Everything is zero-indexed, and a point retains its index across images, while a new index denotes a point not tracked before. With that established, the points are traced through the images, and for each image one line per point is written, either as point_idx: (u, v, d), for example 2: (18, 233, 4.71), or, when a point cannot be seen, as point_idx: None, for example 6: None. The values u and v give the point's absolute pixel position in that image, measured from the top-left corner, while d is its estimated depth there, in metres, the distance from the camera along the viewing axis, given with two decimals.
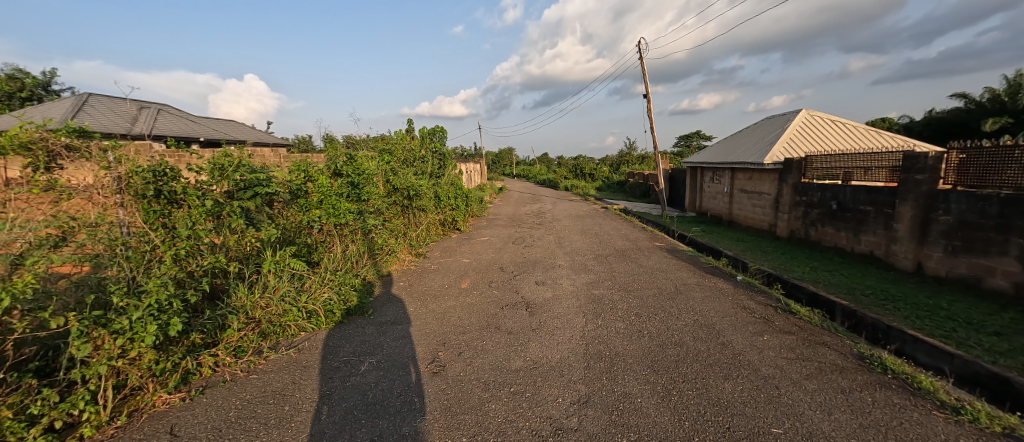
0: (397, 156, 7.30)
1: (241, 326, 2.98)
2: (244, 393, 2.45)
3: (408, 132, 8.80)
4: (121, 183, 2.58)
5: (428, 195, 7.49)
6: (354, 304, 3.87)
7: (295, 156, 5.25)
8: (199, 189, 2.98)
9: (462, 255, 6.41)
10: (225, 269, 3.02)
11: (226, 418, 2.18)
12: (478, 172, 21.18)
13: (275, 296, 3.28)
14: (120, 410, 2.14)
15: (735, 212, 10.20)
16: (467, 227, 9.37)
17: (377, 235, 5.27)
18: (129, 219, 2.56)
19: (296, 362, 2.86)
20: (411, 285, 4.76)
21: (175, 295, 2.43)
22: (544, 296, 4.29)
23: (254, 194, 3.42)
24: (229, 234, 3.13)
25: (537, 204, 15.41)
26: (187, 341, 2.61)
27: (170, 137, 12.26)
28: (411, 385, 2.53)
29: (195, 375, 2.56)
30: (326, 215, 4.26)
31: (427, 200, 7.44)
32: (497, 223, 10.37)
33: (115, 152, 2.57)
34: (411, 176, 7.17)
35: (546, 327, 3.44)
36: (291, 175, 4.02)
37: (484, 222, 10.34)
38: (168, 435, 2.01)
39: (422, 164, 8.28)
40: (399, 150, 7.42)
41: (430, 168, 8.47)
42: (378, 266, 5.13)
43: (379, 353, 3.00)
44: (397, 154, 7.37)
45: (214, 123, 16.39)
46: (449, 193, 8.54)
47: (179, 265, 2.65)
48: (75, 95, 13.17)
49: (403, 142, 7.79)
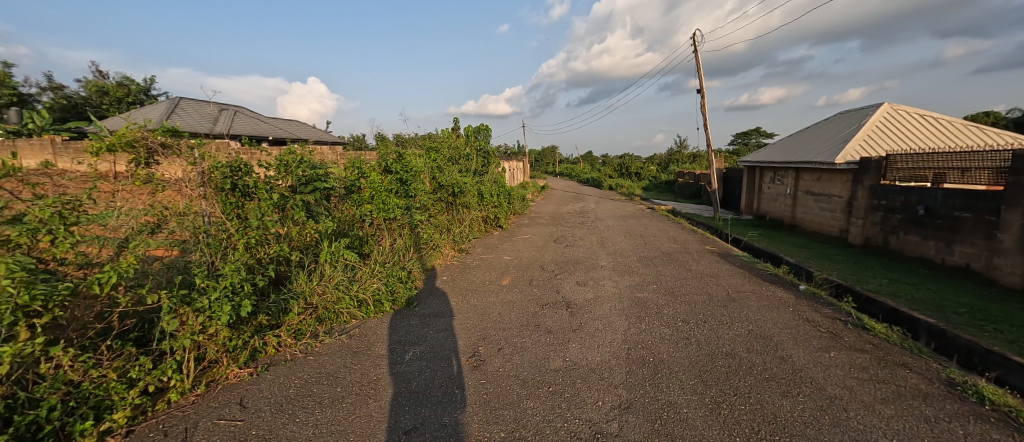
0: (443, 154, 7.52)
1: (301, 311, 3.21)
2: (303, 373, 2.64)
3: (453, 130, 8.97)
4: (204, 177, 2.88)
5: (472, 192, 7.64)
6: (401, 295, 3.99)
7: (351, 154, 5.59)
8: (267, 184, 3.26)
9: (503, 252, 6.45)
10: (288, 257, 3.28)
11: (286, 394, 2.39)
12: (521, 170, 21.37)
13: (330, 283, 3.49)
14: (200, 379, 2.41)
15: (799, 216, 9.35)
16: (509, 224, 9.43)
17: (423, 230, 5.43)
18: (210, 210, 2.87)
19: (347, 347, 3.02)
20: (454, 281, 4.85)
21: (247, 279, 2.68)
22: (585, 296, 4.21)
23: (314, 188, 3.69)
24: (292, 225, 3.39)
25: (579, 203, 15.18)
26: (256, 321, 2.86)
27: (245, 137, 13.57)
28: (452, 377, 2.61)
29: (262, 353, 2.80)
30: (376, 210, 4.43)
31: (471, 197, 7.59)
32: (540, 221, 10.32)
33: (199, 149, 2.88)
34: (456, 174, 7.35)
35: (587, 328, 3.37)
36: (346, 172, 4.30)
37: (525, 220, 10.37)
38: (238, 406, 2.24)
39: (467, 162, 8.41)
40: (445, 148, 7.66)
41: (474, 165, 8.63)
42: (423, 260, 5.27)
43: (423, 343, 3.11)
44: (443, 151, 7.62)
45: (283, 123, 17.98)
46: (493, 191, 8.66)
47: (249, 252, 2.92)
48: (167, 99, 14.90)
49: (448, 140, 8.03)
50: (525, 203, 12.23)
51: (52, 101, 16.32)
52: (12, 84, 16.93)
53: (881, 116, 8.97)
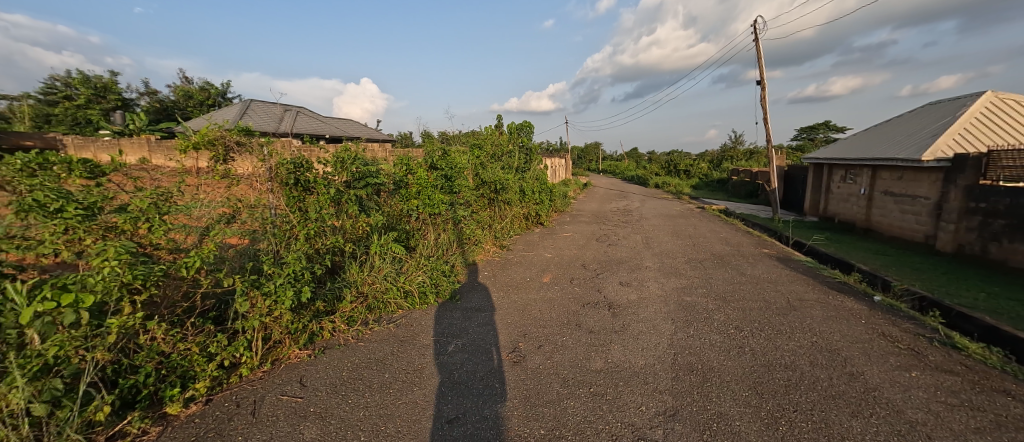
0: (486, 150, 7.62)
1: (353, 299, 3.41)
2: (354, 357, 2.81)
3: (497, 126, 9.05)
4: (272, 173, 3.11)
5: (513, 188, 7.68)
6: (444, 288, 4.09)
7: (399, 151, 5.83)
8: (325, 179, 3.49)
9: (544, 249, 6.43)
10: (342, 248, 3.50)
11: (340, 376, 2.56)
12: (562, 167, 21.16)
13: (379, 274, 3.67)
14: (266, 357, 2.65)
15: (875, 219, 8.41)
16: (550, 221, 9.37)
17: (466, 226, 5.55)
18: (276, 203, 3.12)
19: (394, 335, 3.16)
20: (495, 276, 4.91)
21: (306, 267, 2.90)
22: (629, 297, 4.09)
23: (366, 184, 3.89)
24: (346, 218, 3.61)
25: (622, 202, 14.76)
26: (314, 307, 3.08)
27: (306, 135, 14.63)
28: (493, 370, 2.65)
29: (319, 336, 3.01)
30: (422, 205, 4.59)
31: (512, 193, 7.63)
32: (581, 219, 10.15)
33: (268, 147, 3.13)
34: (498, 170, 7.42)
35: (630, 330, 3.28)
36: (395, 168, 4.49)
37: (566, 217, 10.26)
38: (298, 384, 2.45)
39: (509, 159, 8.47)
40: (489, 145, 7.76)
41: (516, 162, 8.67)
42: (465, 255, 5.38)
43: (465, 336, 3.18)
44: (486, 148, 7.72)
45: (338, 122, 19.17)
46: (534, 188, 8.65)
47: (309, 242, 3.15)
48: (240, 101, 16.39)
49: (492, 137, 8.12)
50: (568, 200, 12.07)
51: (149, 104, 18.60)
52: (119, 91, 19.52)
53: (983, 105, 7.79)
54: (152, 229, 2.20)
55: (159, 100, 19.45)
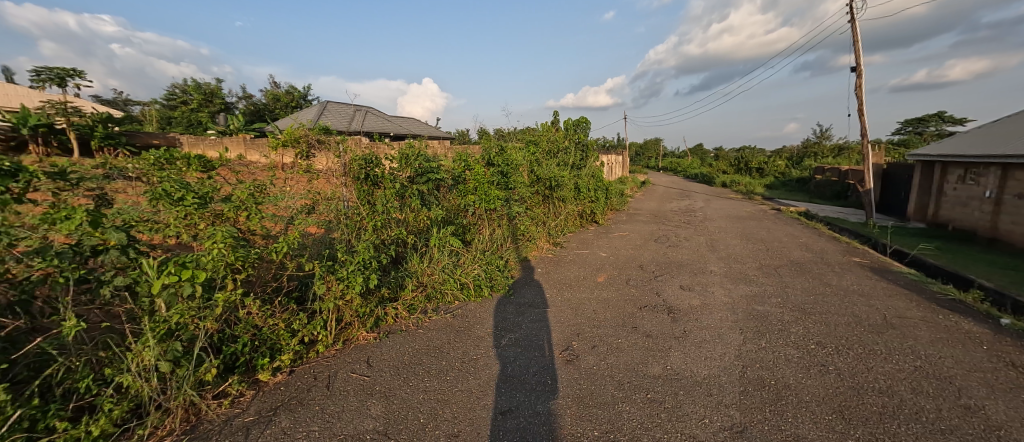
0: (542, 147, 7.62)
1: (414, 288, 3.60)
2: (415, 343, 2.97)
3: (553, 123, 9.00)
4: (346, 168, 3.40)
5: (569, 186, 7.59)
6: (498, 282, 4.15)
7: (458, 148, 6.03)
8: (391, 174, 3.73)
9: (599, 248, 6.29)
10: (405, 240, 3.71)
11: (402, 360, 2.73)
12: (619, 165, 20.47)
13: (437, 266, 3.84)
14: (339, 337, 2.90)
15: (1010, 228, 7.01)
16: (605, 219, 9.13)
17: (521, 222, 5.59)
18: (349, 196, 3.40)
19: (451, 325, 3.29)
20: (549, 274, 4.89)
21: (374, 256, 3.12)
22: (690, 303, 3.86)
23: (428, 179, 4.09)
24: (409, 212, 3.82)
25: (683, 201, 13.94)
26: (380, 294, 3.31)
27: (375, 133, 15.71)
28: (546, 367, 2.65)
29: (384, 321, 3.23)
30: (478, 200, 4.71)
31: (567, 190, 7.54)
32: (638, 218, 9.77)
33: (343, 144, 3.42)
34: (553, 167, 7.38)
35: (692, 337, 3.10)
36: (454, 164, 4.66)
37: (622, 216, 9.94)
38: (366, 365, 2.65)
39: (565, 156, 8.38)
40: (544, 142, 7.75)
41: (572, 159, 8.55)
42: (519, 250, 5.43)
43: (518, 331, 3.22)
44: (542, 145, 7.72)
45: (402, 121, 20.32)
46: (590, 185, 8.48)
47: (377, 233, 3.38)
48: (318, 102, 18.04)
49: (548, 133, 8.10)
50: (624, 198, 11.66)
51: (245, 107, 21.15)
52: (222, 96, 22.46)
53: None
54: (248, 218, 2.54)
55: (252, 103, 22.04)
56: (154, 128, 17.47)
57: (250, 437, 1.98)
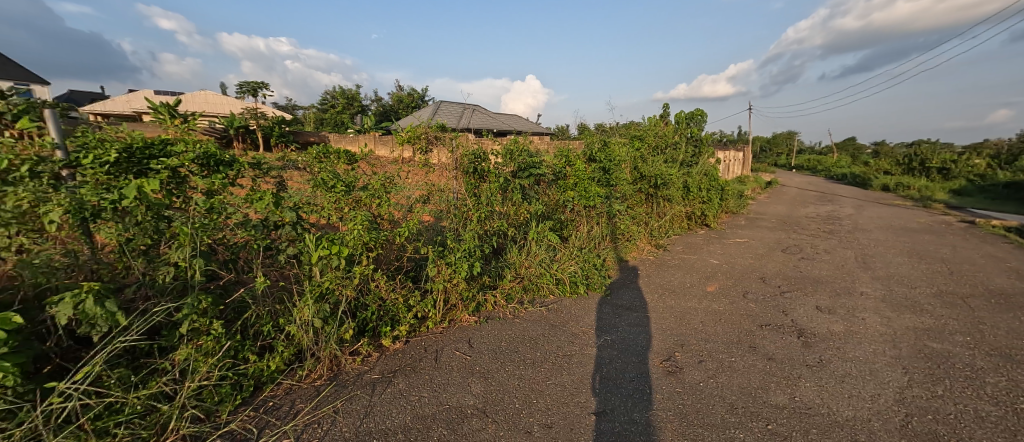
0: (648, 142, 7.19)
1: (512, 278, 3.75)
2: (511, 331, 3.10)
3: (662, 116, 8.38)
4: (457, 162, 3.73)
5: (677, 184, 7.01)
6: (595, 281, 4.05)
7: (561, 143, 6.06)
8: (497, 169, 3.95)
9: (709, 255, 5.68)
10: (506, 232, 3.89)
11: (499, 345, 2.88)
12: (738, 162, 18.10)
13: (534, 259, 3.94)
14: (445, 317, 3.18)
15: None
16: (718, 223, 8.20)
17: (621, 220, 5.37)
18: (458, 189, 3.70)
19: (546, 318, 3.34)
20: (650, 277, 4.59)
21: (478, 245, 3.34)
22: (828, 327, 3.25)
23: (530, 174, 4.23)
24: (511, 205, 3.99)
25: (821, 207, 11.70)
26: (482, 280, 3.54)
27: (481, 129, 16.81)
28: (644, 374, 2.52)
29: (484, 307, 3.44)
30: (578, 196, 4.67)
31: (675, 189, 6.98)
32: (759, 224, 8.53)
33: (456, 141, 3.75)
34: (660, 164, 6.90)
35: (830, 368, 2.60)
36: (555, 160, 4.72)
37: (739, 221, 8.80)
38: (468, 345, 2.87)
39: (673, 152, 7.77)
40: (651, 137, 7.30)
41: (682, 155, 7.88)
42: (618, 250, 5.22)
43: (615, 333, 3.11)
44: (648, 140, 7.29)
45: (504, 118, 21.26)
46: (703, 184, 7.69)
47: (481, 224, 3.61)
48: (434, 103, 20.04)
49: (655, 128, 7.61)
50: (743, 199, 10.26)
51: (375, 109, 24.57)
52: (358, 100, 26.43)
53: None
54: (379, 204, 2.99)
55: (380, 105, 25.46)
56: (312, 128, 21.53)
57: (375, 392, 2.32)
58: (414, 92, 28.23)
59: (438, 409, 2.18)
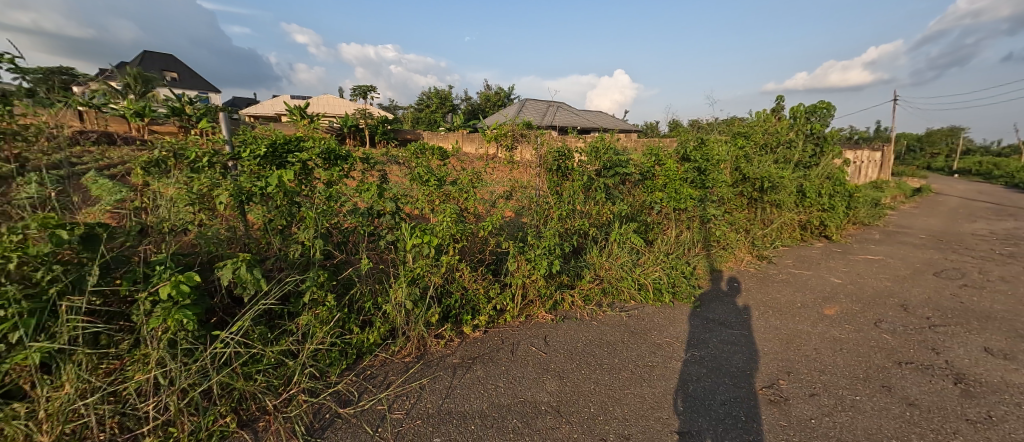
0: (753, 140, 6.41)
1: (591, 279, 3.67)
2: (588, 333, 3.03)
3: (772, 110, 7.39)
4: (541, 160, 3.76)
5: (789, 189, 6.11)
6: (683, 290, 3.75)
7: (650, 141, 5.72)
8: (581, 168, 3.89)
9: (828, 272, 4.86)
10: (587, 232, 3.81)
11: (575, 346, 2.83)
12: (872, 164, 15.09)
13: (616, 262, 3.80)
14: (522, 312, 3.24)
15: None
16: (842, 236, 6.95)
17: (717, 226, 4.87)
18: (541, 186, 3.70)
19: (626, 324, 3.19)
20: (750, 292, 4.10)
21: (557, 244, 3.33)
22: (1002, 377, 2.55)
23: (615, 173, 4.08)
24: (593, 204, 3.91)
25: (998, 223, 9.16)
26: (560, 279, 3.52)
27: (565, 127, 16.78)
28: (739, 399, 2.26)
29: (561, 305, 3.42)
30: (667, 198, 4.37)
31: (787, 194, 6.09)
32: (901, 239, 7.01)
33: (541, 138, 3.77)
34: (769, 165, 6.08)
35: (1004, 429, 2.04)
36: (643, 158, 4.47)
37: (872, 234, 7.34)
38: (544, 342, 2.88)
39: (786, 151, 6.79)
40: (758, 134, 6.49)
41: (798, 154, 6.84)
42: (711, 259, 4.76)
43: (704, 349, 2.85)
44: (754, 138, 6.49)
45: (588, 115, 20.82)
46: (825, 189, 6.58)
47: (562, 222, 3.59)
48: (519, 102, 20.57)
49: (763, 124, 6.75)
50: (877, 208, 8.55)
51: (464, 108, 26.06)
52: (449, 100, 28.26)
53: None
54: (466, 198, 3.16)
55: (468, 105, 26.91)
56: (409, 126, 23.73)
57: (456, 375, 2.47)
58: (499, 91, 29.20)
59: (513, 401, 2.23)
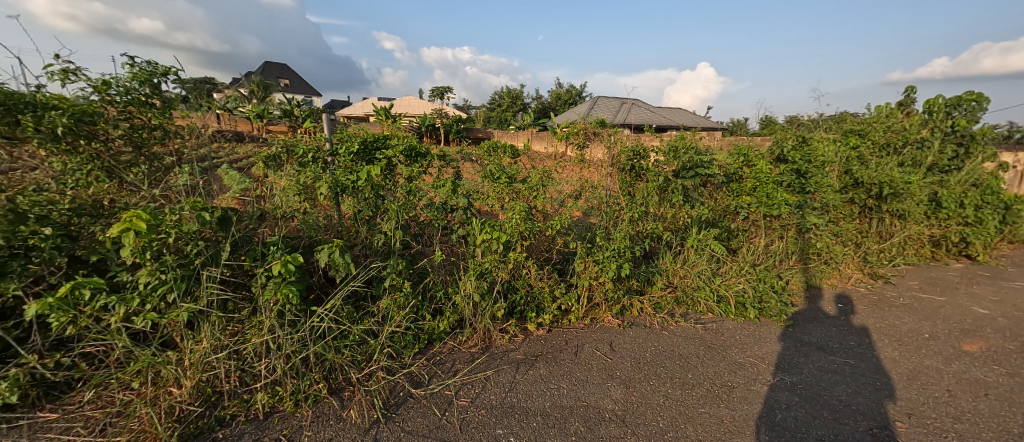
0: (871, 139, 5.50)
1: (663, 286, 3.47)
2: (658, 343, 2.86)
3: (898, 104, 6.27)
4: (614, 159, 3.65)
5: (918, 197, 5.13)
6: (771, 307, 3.36)
7: (739, 140, 5.21)
8: (657, 168, 3.69)
9: (969, 300, 3.99)
10: (660, 236, 3.61)
11: (643, 355, 2.70)
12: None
13: (692, 270, 3.55)
14: (587, 314, 3.17)
15: None
16: (993, 257, 5.64)
17: (818, 238, 4.29)
18: (612, 186, 3.64)
19: (701, 338, 2.96)
20: (857, 316, 3.53)
21: (628, 247, 3.19)
22: None
23: (695, 174, 3.80)
24: (669, 207, 3.70)
25: None
26: (629, 283, 3.38)
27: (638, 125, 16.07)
28: (840, 436, 1.96)
29: (628, 311, 3.28)
30: (756, 203, 3.97)
31: (914, 204, 5.12)
32: None
33: (615, 136, 3.66)
34: (890, 168, 5.17)
35: None
36: (730, 158, 4.10)
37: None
38: (609, 347, 2.79)
39: (915, 152, 5.71)
40: (876, 132, 5.56)
41: (932, 156, 5.71)
42: (808, 274, 4.20)
43: (796, 374, 2.52)
44: (871, 136, 5.57)
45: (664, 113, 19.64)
46: (969, 199, 5.40)
47: (634, 225, 3.44)
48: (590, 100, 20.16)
49: (884, 120, 5.75)
50: None
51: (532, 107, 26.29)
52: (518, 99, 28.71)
53: None
54: (536, 197, 3.17)
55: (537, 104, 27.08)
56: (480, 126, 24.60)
57: (520, 371, 2.50)
58: (569, 89, 28.87)
59: (577, 404, 2.19)
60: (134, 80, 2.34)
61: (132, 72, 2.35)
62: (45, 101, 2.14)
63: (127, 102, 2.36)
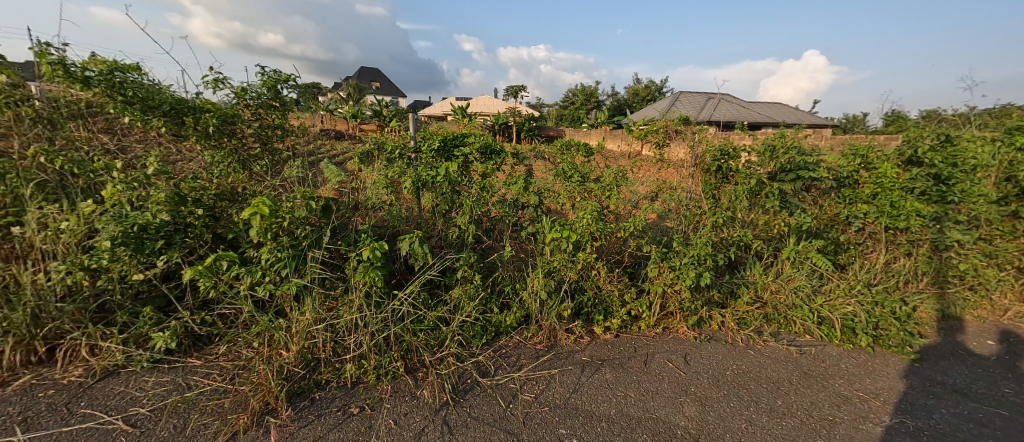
0: None
1: (750, 301, 3.15)
2: (740, 362, 2.60)
3: None
4: (698, 159, 3.40)
5: None
6: (891, 336, 2.84)
7: (856, 138, 4.47)
8: (748, 169, 3.33)
9: None
10: (749, 244, 3.27)
11: (722, 373, 2.48)
12: None
13: (788, 285, 3.18)
14: (660, 323, 3.00)
15: None
16: None
17: (963, 258, 3.51)
18: (694, 188, 3.44)
19: (795, 362, 2.62)
20: (1016, 359, 2.83)
21: (710, 255, 2.94)
22: None
23: (796, 177, 3.35)
24: (761, 213, 3.36)
25: None
26: (709, 294, 3.12)
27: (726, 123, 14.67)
28: None
29: (707, 324, 3.03)
30: (876, 213, 3.43)
31: None
32: None
33: (700, 134, 3.39)
34: None
35: None
36: (844, 159, 3.54)
37: None
38: (684, 360, 2.61)
39: None
40: None
41: None
42: (945, 301, 3.48)
43: (921, 419, 2.11)
44: None
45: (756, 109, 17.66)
46: None
47: (717, 230, 3.17)
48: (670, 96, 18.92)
49: None
50: None
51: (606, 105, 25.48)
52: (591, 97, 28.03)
53: None
54: (609, 197, 3.07)
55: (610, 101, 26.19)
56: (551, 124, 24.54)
57: (585, 373, 2.45)
58: (646, 85, 27.38)
59: (645, 415, 2.09)
60: (264, 87, 2.77)
61: (262, 79, 2.77)
62: (202, 105, 2.65)
63: (258, 105, 2.80)
